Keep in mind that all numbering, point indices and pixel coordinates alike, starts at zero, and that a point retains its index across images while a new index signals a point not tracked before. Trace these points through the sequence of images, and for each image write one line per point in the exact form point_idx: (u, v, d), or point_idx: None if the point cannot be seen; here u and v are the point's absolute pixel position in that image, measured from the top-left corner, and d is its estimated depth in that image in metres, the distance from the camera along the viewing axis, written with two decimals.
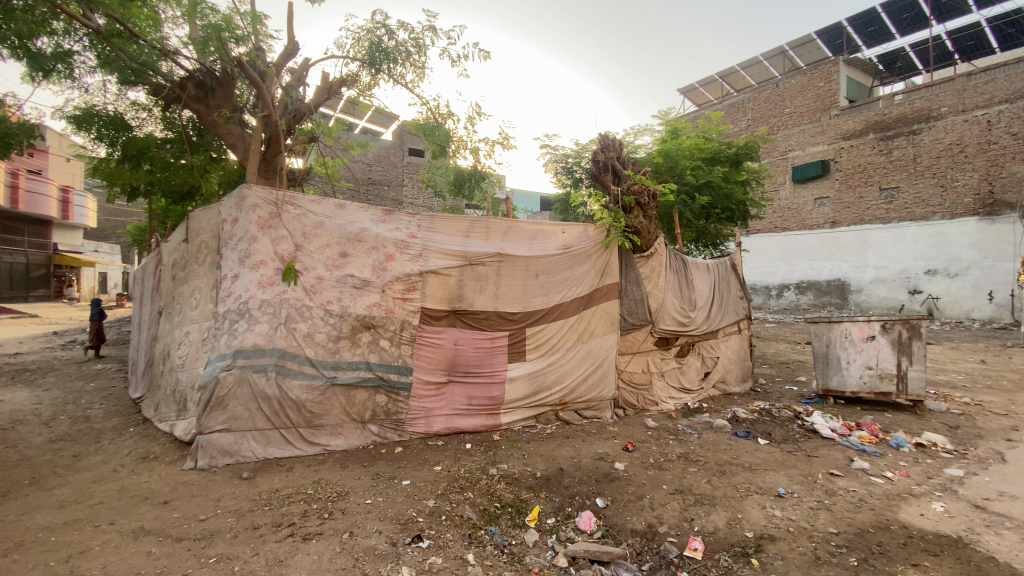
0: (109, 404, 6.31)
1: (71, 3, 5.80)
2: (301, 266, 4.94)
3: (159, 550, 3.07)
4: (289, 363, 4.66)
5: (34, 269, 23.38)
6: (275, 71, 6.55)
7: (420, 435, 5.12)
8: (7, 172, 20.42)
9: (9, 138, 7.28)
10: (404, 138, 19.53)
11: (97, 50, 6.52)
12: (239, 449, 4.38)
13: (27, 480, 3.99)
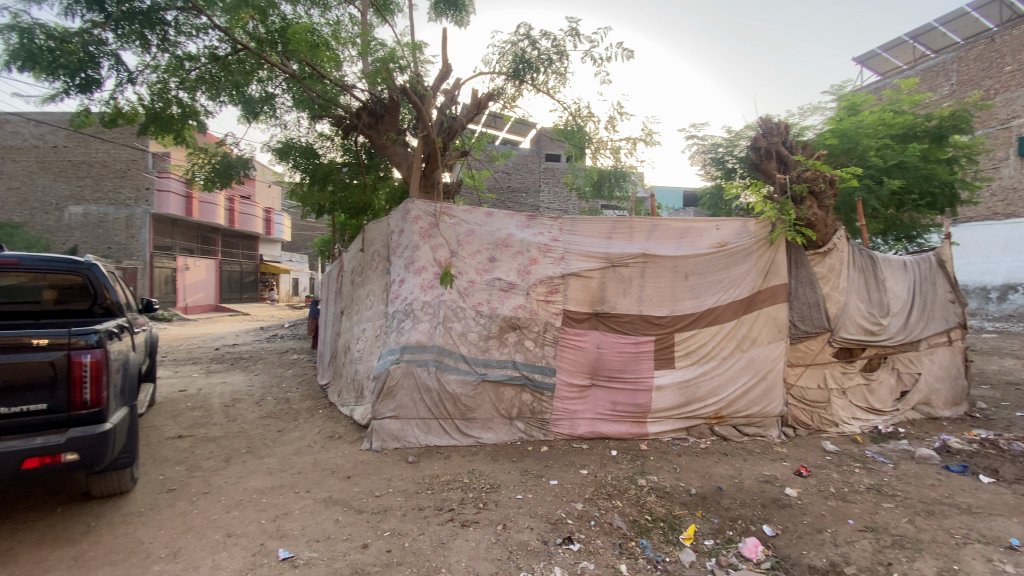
0: (302, 388, 7.50)
1: (273, 54, 7.19)
2: (456, 271, 5.31)
3: (344, 519, 3.51)
4: (446, 359, 5.04)
5: (246, 275, 29.05)
6: (432, 94, 7.16)
7: (564, 437, 5.12)
8: (227, 200, 25.72)
9: (230, 169, 9.18)
10: (542, 144, 20.03)
11: (293, 92, 7.81)
12: (405, 435, 4.85)
13: (249, 447, 4.91)
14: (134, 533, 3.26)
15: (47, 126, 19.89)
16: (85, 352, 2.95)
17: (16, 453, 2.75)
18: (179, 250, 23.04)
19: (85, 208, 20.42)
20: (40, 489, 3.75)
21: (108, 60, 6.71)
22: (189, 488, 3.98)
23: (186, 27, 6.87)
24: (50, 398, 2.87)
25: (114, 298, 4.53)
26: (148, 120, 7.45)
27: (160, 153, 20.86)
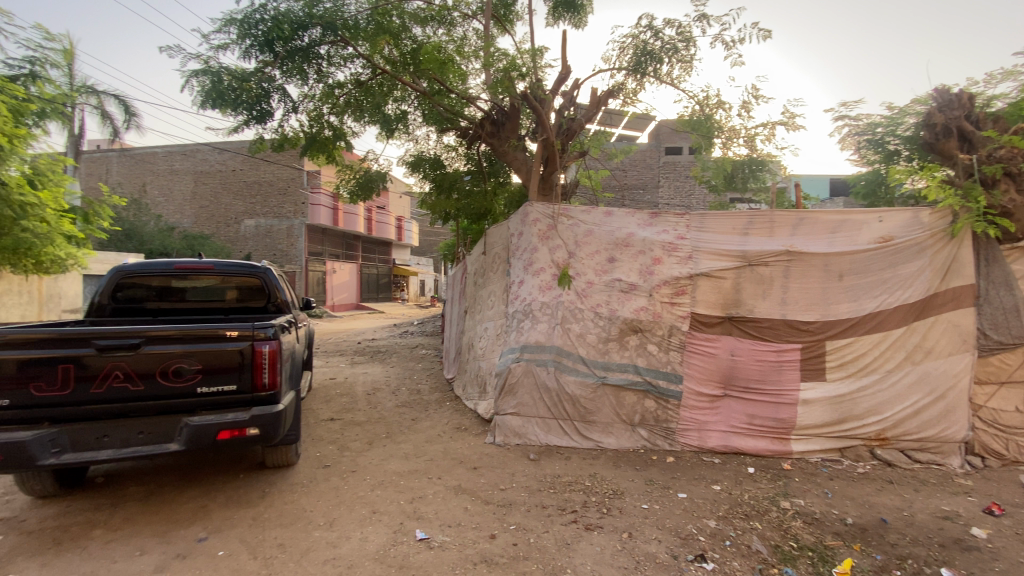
0: (430, 381, 8.05)
1: (406, 75, 7.84)
2: (574, 272, 5.30)
3: (472, 508, 3.68)
4: (566, 359, 5.05)
5: (381, 277, 32.04)
6: (551, 97, 7.23)
7: (693, 448, 4.81)
8: (365, 210, 28.61)
9: (371, 182, 10.19)
10: (662, 138, 19.20)
11: (423, 108, 8.44)
12: (526, 433, 4.95)
13: (387, 434, 5.40)
14: (297, 502, 3.76)
15: (229, 154, 23.87)
16: (264, 343, 3.49)
17: (214, 426, 3.30)
18: (327, 256, 26.17)
19: (256, 221, 24.12)
20: (228, 458, 4.49)
21: (276, 93, 7.85)
22: (339, 466, 4.48)
23: (335, 59, 7.76)
24: (238, 380, 3.43)
25: (283, 297, 5.30)
26: (308, 142, 8.58)
27: (312, 171, 23.90)
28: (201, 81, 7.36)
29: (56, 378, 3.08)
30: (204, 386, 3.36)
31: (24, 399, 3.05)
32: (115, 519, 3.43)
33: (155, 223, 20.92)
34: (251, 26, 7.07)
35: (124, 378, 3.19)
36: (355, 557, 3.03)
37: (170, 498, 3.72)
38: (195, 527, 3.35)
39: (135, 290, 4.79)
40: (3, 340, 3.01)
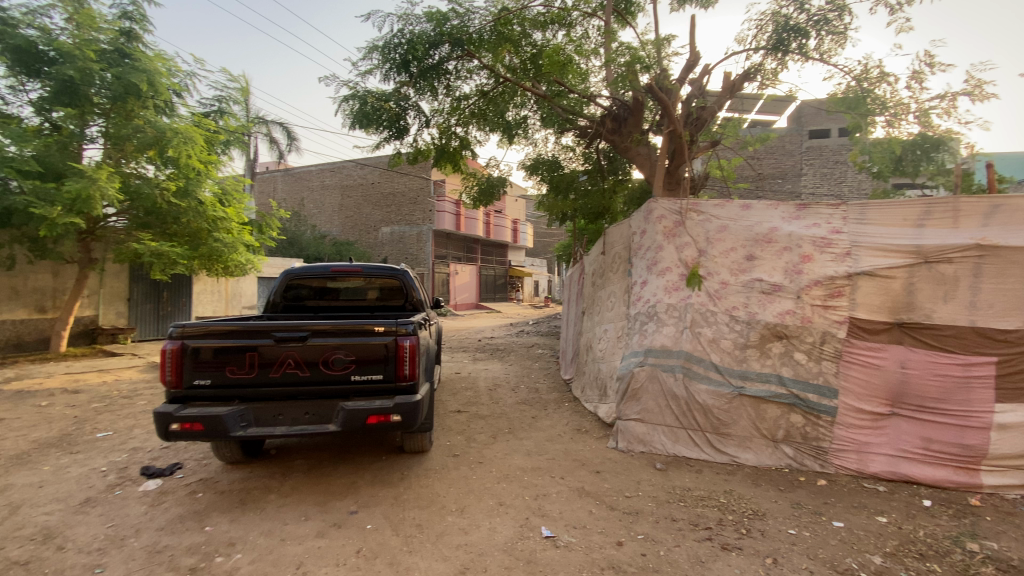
0: (549, 380, 8.13)
1: (526, 80, 8.03)
2: (706, 271, 4.96)
3: (598, 512, 3.63)
4: (696, 366, 4.74)
5: (499, 278, 33.24)
6: (678, 86, 6.87)
7: (850, 472, 4.21)
8: (485, 213, 29.89)
9: (492, 187, 10.60)
10: (804, 121, 17.22)
11: (542, 111, 8.56)
12: (651, 440, 4.74)
13: (509, 429, 5.56)
14: (432, 486, 4.04)
15: (369, 168, 26.57)
16: (406, 338, 3.81)
17: (365, 411, 3.65)
18: (451, 258, 27.83)
19: (390, 228, 26.50)
20: (371, 441, 4.98)
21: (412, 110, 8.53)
22: (467, 457, 4.71)
23: (462, 72, 8.21)
24: (384, 370, 3.79)
25: (418, 297, 5.76)
26: (438, 153, 9.21)
27: (438, 180, 25.62)
28: (350, 104, 8.30)
29: (245, 362, 3.67)
30: (357, 375, 3.77)
31: (222, 378, 3.67)
32: (285, 486, 3.98)
33: (310, 232, 24.04)
34: (391, 50, 7.76)
35: (294, 365, 3.70)
36: (485, 546, 3.16)
37: (326, 473, 4.23)
38: (347, 501, 3.76)
39: (300, 290, 5.54)
40: (208, 329, 3.66)
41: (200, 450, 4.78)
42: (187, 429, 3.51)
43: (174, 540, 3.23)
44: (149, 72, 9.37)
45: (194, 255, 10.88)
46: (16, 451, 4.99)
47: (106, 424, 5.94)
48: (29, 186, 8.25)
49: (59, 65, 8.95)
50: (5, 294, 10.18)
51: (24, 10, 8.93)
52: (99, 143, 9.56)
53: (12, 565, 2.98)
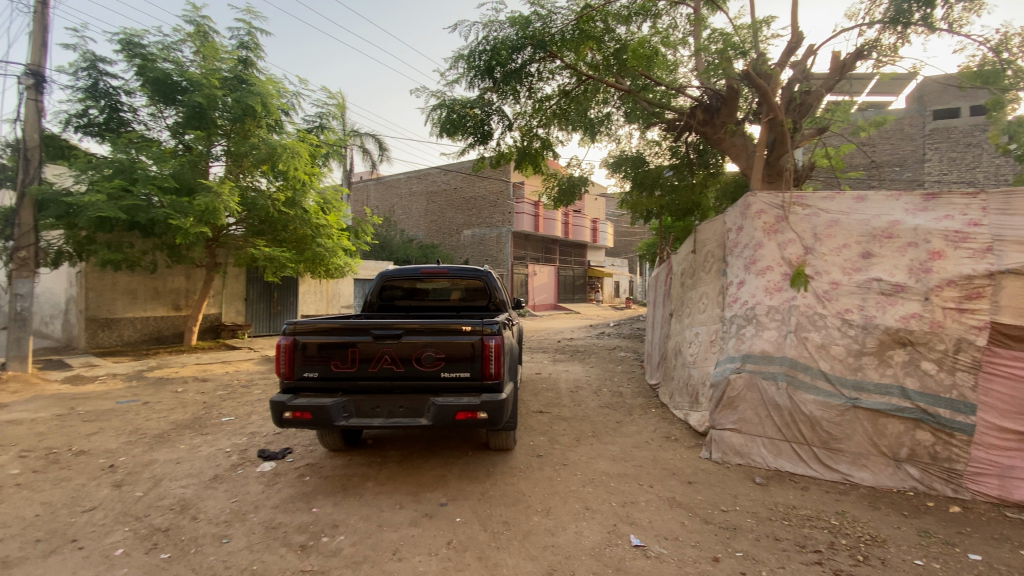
0: (633, 384, 7.90)
1: (610, 76, 7.88)
2: (812, 270, 4.56)
3: (691, 524, 3.45)
4: (801, 374, 4.35)
5: (578, 279, 32.96)
6: (778, 71, 6.38)
7: (991, 500, 3.67)
8: (564, 214, 29.77)
9: (574, 187, 10.52)
10: (927, 100, 15.30)
11: (626, 106, 8.35)
12: (749, 452, 4.43)
13: (593, 433, 5.47)
14: (517, 485, 4.08)
15: (452, 173, 27.53)
16: (491, 337, 3.88)
17: (454, 407, 3.78)
18: (531, 260, 28.03)
19: (472, 231, 27.24)
20: (458, 437, 5.14)
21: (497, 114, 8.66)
22: (551, 458, 4.71)
23: (545, 73, 8.24)
24: (471, 368, 3.89)
25: (502, 298, 5.86)
26: (521, 156, 9.34)
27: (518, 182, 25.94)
28: (438, 113, 8.65)
29: (347, 357, 3.94)
30: (447, 372, 3.90)
31: (327, 371, 3.97)
32: (381, 475, 4.23)
33: (399, 236, 25.39)
34: (476, 57, 7.98)
35: (390, 360, 3.91)
36: (572, 549, 3.12)
37: (418, 465, 4.42)
38: (438, 493, 3.90)
39: (393, 291, 5.86)
40: (316, 326, 3.98)
41: (306, 438, 5.21)
42: (299, 417, 3.83)
43: (286, 518, 3.54)
44: (262, 95, 10.42)
45: (300, 259, 11.89)
46: (160, 430, 5.76)
47: (228, 410, 6.68)
48: (168, 199, 9.44)
49: (190, 93, 10.20)
50: (150, 294, 11.82)
51: (163, 47, 10.31)
52: (222, 161, 10.78)
53: (158, 529, 3.44)
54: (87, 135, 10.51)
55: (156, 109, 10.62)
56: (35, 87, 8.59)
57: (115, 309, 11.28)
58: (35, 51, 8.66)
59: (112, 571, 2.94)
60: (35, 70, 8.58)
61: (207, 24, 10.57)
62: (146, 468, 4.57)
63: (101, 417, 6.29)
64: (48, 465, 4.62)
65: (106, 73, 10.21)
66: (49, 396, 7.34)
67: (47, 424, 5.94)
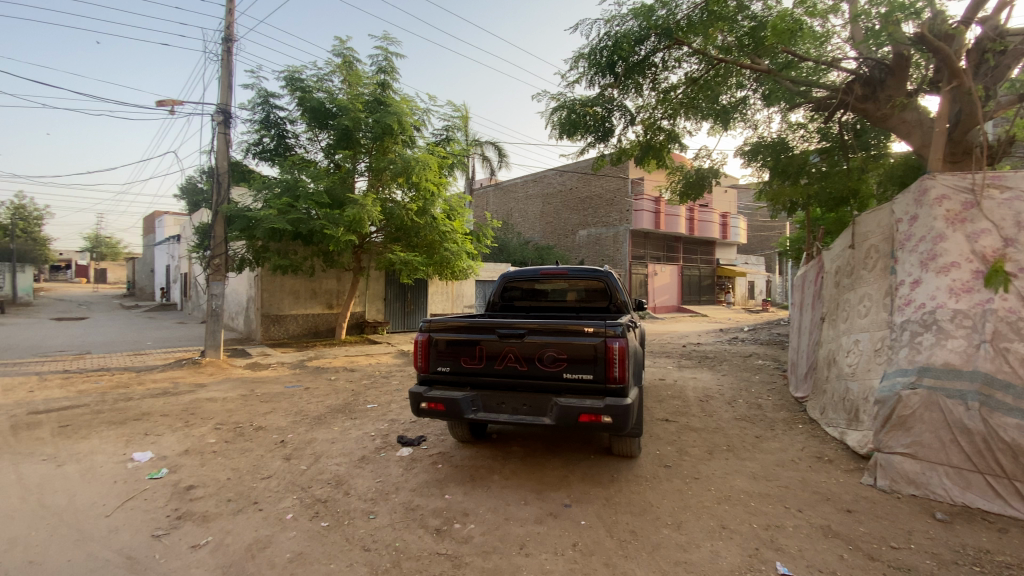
0: (773, 396, 7.16)
1: (745, 57, 7.28)
2: (1015, 266, 3.79)
3: (851, 559, 3.02)
4: (1000, 394, 3.58)
5: (705, 279, 30.90)
6: (963, 28, 5.35)
7: None
8: (688, 210, 28.11)
9: (703, 180, 9.85)
10: None
11: (764, 86, 7.63)
12: (926, 482, 3.73)
13: (728, 447, 5.07)
14: (644, 494, 3.93)
15: (569, 174, 27.57)
16: (615, 339, 3.79)
17: (577, 409, 3.76)
18: (651, 259, 26.92)
19: (589, 231, 26.95)
20: (579, 439, 5.10)
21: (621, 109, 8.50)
22: (680, 469, 4.46)
23: (669, 63, 7.88)
24: (594, 370, 3.83)
25: (623, 298, 5.70)
26: (643, 150, 9.08)
27: (637, 179, 25.13)
28: (558, 115, 8.68)
29: (474, 353, 4.13)
30: (570, 373, 3.89)
31: (457, 366, 4.20)
32: (506, 470, 4.36)
33: (517, 239, 26.12)
34: (597, 54, 7.89)
35: (514, 359, 4.01)
36: (707, 568, 2.92)
37: (541, 463, 4.49)
38: (562, 493, 3.92)
39: (513, 291, 5.99)
40: (447, 323, 4.25)
41: (438, 427, 5.58)
42: (432, 408, 4.11)
43: (422, 502, 3.83)
44: (397, 114, 11.43)
45: (430, 263, 12.74)
46: (318, 412, 6.60)
47: (372, 397, 7.43)
48: (323, 212, 10.77)
49: (339, 117, 11.54)
50: (309, 294, 13.63)
51: (317, 79, 11.82)
52: (365, 176, 12.07)
53: (318, 500, 3.93)
54: (261, 160, 12.45)
55: (313, 134, 12.22)
56: (225, 123, 10.40)
57: (283, 307, 13.21)
58: (225, 93, 10.48)
59: (285, 532, 3.43)
60: (224, 108, 10.39)
61: (352, 55, 11.89)
62: (308, 445, 5.26)
63: (273, 399, 7.39)
64: (236, 436, 5.56)
65: (275, 106, 12.00)
66: (236, 379, 8.83)
67: (235, 402, 7.14)
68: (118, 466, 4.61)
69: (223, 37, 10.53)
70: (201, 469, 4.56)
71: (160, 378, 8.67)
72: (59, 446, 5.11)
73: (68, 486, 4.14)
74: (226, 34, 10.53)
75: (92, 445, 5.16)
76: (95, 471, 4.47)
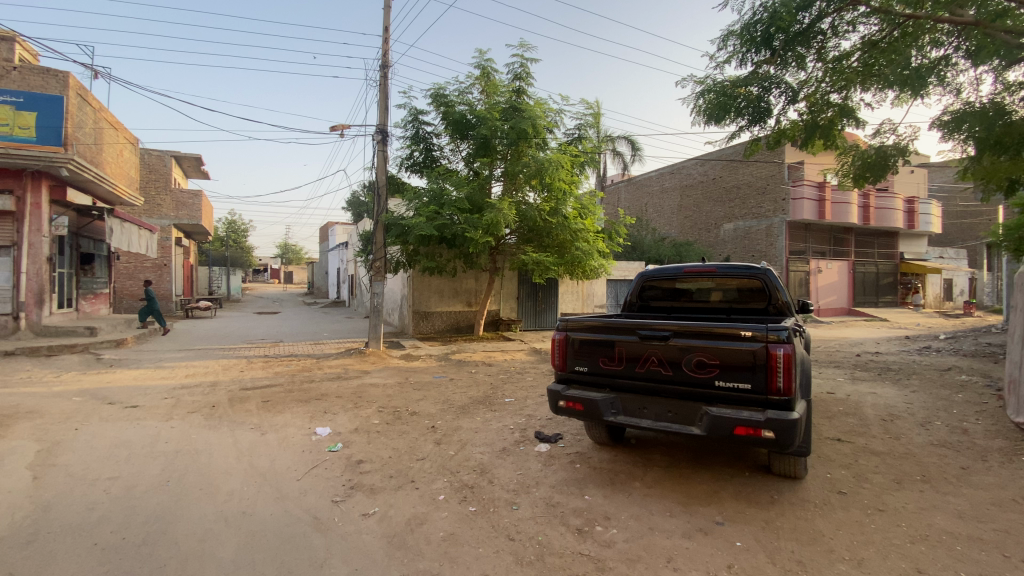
0: (986, 421, 5.79)
1: (939, 10, 6.14)
2: None
3: None
4: None
5: (883, 277, 26.34)
6: None
7: None
8: (861, 196, 24.18)
9: (886, 160, 8.38)
10: None
11: (969, 41, 6.33)
12: None
13: (920, 476, 4.23)
14: (812, 521, 3.45)
15: (711, 164, 25.70)
16: (778, 346, 3.40)
17: (731, 420, 3.46)
18: (812, 254, 23.73)
19: (735, 224, 24.72)
20: (730, 453, 4.68)
21: (781, 86, 8.10)
22: (858, 497, 3.83)
23: (842, 28, 6.87)
24: (753, 380, 3.48)
25: (784, 298, 5.07)
26: (808, 130, 8.30)
27: (795, 164, 22.39)
28: (705, 99, 8.47)
29: (615, 354, 4.01)
30: (722, 381, 3.58)
31: (595, 367, 4.13)
32: (648, 477, 4.18)
33: (652, 236, 25.04)
34: (750, 30, 7.29)
35: (658, 363, 3.81)
36: None
37: (687, 475, 4.21)
38: (712, 509, 3.63)
39: (654, 291, 5.64)
40: (586, 323, 4.19)
41: (576, 426, 5.56)
42: (571, 407, 4.10)
43: (563, 499, 3.84)
44: (532, 118, 11.71)
45: (562, 262, 12.80)
46: (462, 402, 7.04)
47: (510, 392, 7.70)
48: (464, 217, 11.48)
49: (478, 127, 12.18)
50: (451, 293, 14.65)
51: (459, 93, 12.63)
52: (501, 181, 12.55)
53: (466, 485, 4.18)
54: (411, 172, 13.68)
55: (455, 145, 13.07)
56: (383, 141, 11.66)
57: (430, 305, 14.40)
58: (383, 115, 11.76)
59: (438, 512, 3.71)
60: (382, 128, 11.66)
61: (490, 65, 12.48)
62: (454, 432, 5.64)
63: (423, 388, 8.07)
64: (394, 420, 6.18)
65: (423, 122, 13.13)
66: (393, 368, 9.84)
67: (392, 388, 7.96)
68: (305, 438, 5.44)
69: (381, 65, 11.83)
70: (367, 446, 5.16)
71: (334, 364, 10.07)
72: (263, 417, 6.20)
73: (270, 451, 4.99)
74: (384, 62, 11.81)
75: (286, 418, 6.17)
76: (289, 440, 5.32)
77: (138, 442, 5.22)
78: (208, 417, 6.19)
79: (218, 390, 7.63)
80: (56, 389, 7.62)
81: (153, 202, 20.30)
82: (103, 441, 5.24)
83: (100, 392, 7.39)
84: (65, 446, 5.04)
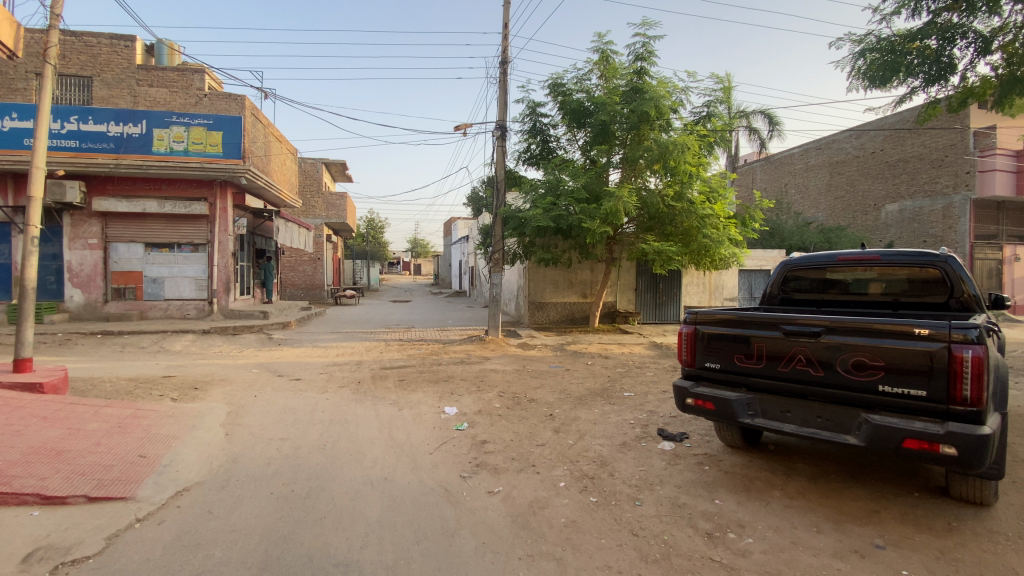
0: None
1: None
2: None
3: None
4: None
5: None
6: None
7: None
8: None
9: None
10: None
11: None
12: None
13: None
14: (1004, 557, 2.86)
15: (869, 135, 22.32)
16: (966, 347, 2.86)
17: (899, 431, 3.01)
18: (1007, 238, 19.43)
19: (901, 205, 21.18)
20: (894, 469, 4.04)
21: (968, 35, 6.74)
22: None
23: None
24: (929, 387, 2.96)
25: (972, 291, 4.21)
26: (1005, 87, 6.82)
27: (983, 129, 18.49)
28: (866, 59, 7.39)
29: (752, 351, 3.67)
30: (888, 386, 3.11)
31: (728, 364, 3.82)
32: (789, 487, 3.78)
33: (793, 220, 22.61)
34: None
35: (806, 362, 3.42)
36: None
37: (837, 489, 3.73)
38: (870, 530, 3.17)
39: (799, 282, 5.05)
40: (717, 318, 3.88)
41: (703, 426, 5.22)
42: (700, 406, 3.86)
43: (690, 501, 3.64)
44: (655, 99, 11.14)
45: (687, 250, 12.09)
46: (579, 393, 7.04)
47: (628, 385, 7.54)
48: (581, 207, 11.38)
49: (597, 114, 11.95)
50: (566, 284, 14.68)
51: (578, 80, 12.48)
52: (619, 168, 12.16)
53: (586, 475, 4.17)
54: (529, 164, 13.90)
55: (572, 134, 12.98)
56: (502, 137, 11.99)
57: (545, 295, 14.58)
58: (502, 110, 12.09)
59: (559, 498, 3.76)
60: (501, 123, 11.99)
61: (609, 49, 12.15)
62: (573, 422, 5.65)
63: (541, 375, 8.25)
64: (514, 404, 6.40)
65: (540, 115, 13.22)
66: (511, 355, 10.19)
67: (511, 375, 8.24)
68: (435, 415, 5.86)
69: (501, 62, 12.14)
70: (490, 428, 5.40)
71: (458, 350, 10.72)
72: (399, 394, 6.82)
73: (405, 425, 5.47)
74: (502, 59, 12.12)
75: (418, 396, 6.72)
76: (421, 417, 5.79)
77: (300, 410, 6.07)
78: (355, 392, 6.99)
79: (362, 369, 8.54)
80: (240, 362, 9.18)
81: (309, 204, 23.34)
82: (275, 407, 6.18)
83: (272, 366, 8.73)
84: (247, 410, 6.04)
